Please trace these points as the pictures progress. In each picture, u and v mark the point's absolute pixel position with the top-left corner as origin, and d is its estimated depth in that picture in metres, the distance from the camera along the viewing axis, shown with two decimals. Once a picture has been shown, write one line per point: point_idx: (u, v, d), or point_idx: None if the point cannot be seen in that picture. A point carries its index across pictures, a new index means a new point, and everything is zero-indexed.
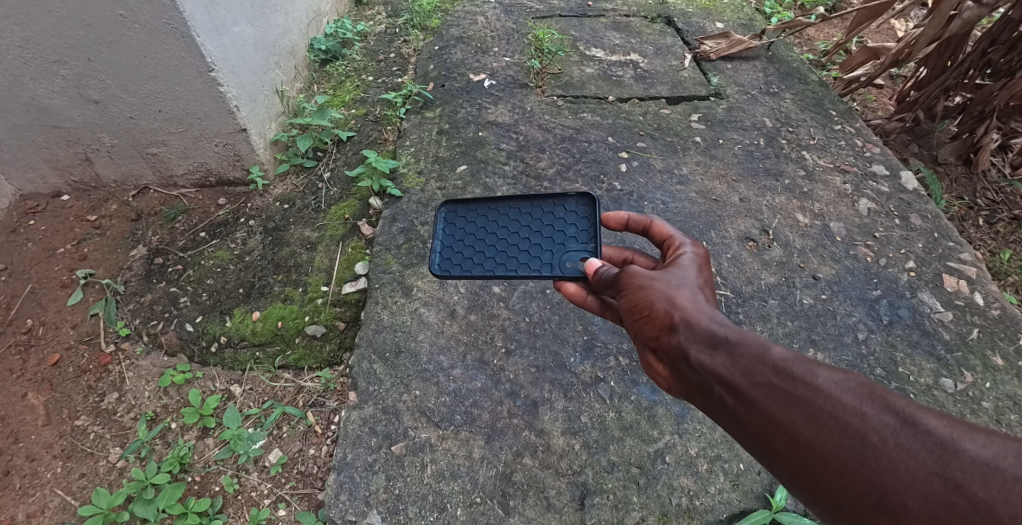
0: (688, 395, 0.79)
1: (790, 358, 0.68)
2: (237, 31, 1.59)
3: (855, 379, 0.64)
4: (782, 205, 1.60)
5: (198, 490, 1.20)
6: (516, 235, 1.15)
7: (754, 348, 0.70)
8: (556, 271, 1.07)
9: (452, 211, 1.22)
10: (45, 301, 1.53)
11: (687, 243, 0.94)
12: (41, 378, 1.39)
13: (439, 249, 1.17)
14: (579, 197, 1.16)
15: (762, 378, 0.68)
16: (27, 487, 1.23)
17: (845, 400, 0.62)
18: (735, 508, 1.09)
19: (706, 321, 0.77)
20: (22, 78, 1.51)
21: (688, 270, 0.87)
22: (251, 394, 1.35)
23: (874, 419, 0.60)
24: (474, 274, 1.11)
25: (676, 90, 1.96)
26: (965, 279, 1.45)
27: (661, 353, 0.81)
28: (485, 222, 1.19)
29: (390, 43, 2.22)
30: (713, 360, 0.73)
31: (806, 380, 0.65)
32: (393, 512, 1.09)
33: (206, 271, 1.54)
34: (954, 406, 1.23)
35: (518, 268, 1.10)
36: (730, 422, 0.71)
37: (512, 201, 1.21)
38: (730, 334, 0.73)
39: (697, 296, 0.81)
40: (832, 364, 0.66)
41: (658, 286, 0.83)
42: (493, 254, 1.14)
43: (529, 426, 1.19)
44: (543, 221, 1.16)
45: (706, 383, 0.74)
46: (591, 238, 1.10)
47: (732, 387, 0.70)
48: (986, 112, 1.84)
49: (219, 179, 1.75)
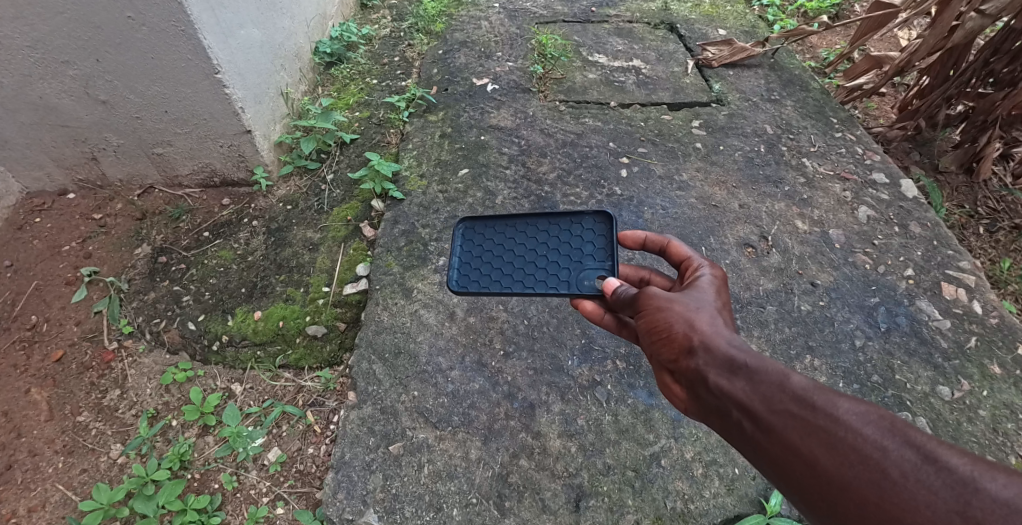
0: (705, 418, 0.80)
1: (810, 387, 0.69)
2: (244, 34, 1.61)
3: (876, 411, 0.64)
4: (781, 212, 1.61)
5: (197, 487, 1.21)
6: (533, 252, 1.15)
7: (774, 375, 0.71)
8: (572, 289, 1.06)
9: (469, 227, 1.22)
10: (49, 298, 1.54)
11: (704, 265, 0.95)
12: (44, 374, 1.41)
13: (456, 265, 1.17)
14: (596, 215, 1.16)
15: (782, 406, 0.68)
16: (28, 481, 1.24)
17: (866, 433, 0.63)
18: (730, 513, 1.10)
19: (724, 345, 0.77)
20: (32, 78, 1.53)
21: (706, 292, 0.87)
22: (252, 393, 1.37)
23: (894, 453, 0.60)
24: (492, 290, 1.11)
25: (677, 97, 1.97)
26: (964, 287, 1.45)
27: (679, 376, 0.81)
28: (503, 239, 1.19)
29: (395, 46, 2.24)
30: (732, 385, 0.73)
31: (827, 410, 0.66)
32: (389, 511, 1.10)
33: (209, 271, 1.56)
34: (950, 415, 1.23)
35: (535, 285, 1.10)
36: (748, 447, 0.72)
37: (529, 217, 1.21)
38: (749, 360, 0.74)
39: (716, 319, 0.81)
40: (854, 396, 0.66)
41: (676, 308, 0.82)
42: (509, 271, 1.14)
43: (526, 428, 1.20)
44: (560, 239, 1.16)
45: (724, 408, 0.74)
46: (608, 256, 1.09)
47: (752, 413, 0.71)
48: (989, 121, 1.85)
49: (223, 179, 1.76)
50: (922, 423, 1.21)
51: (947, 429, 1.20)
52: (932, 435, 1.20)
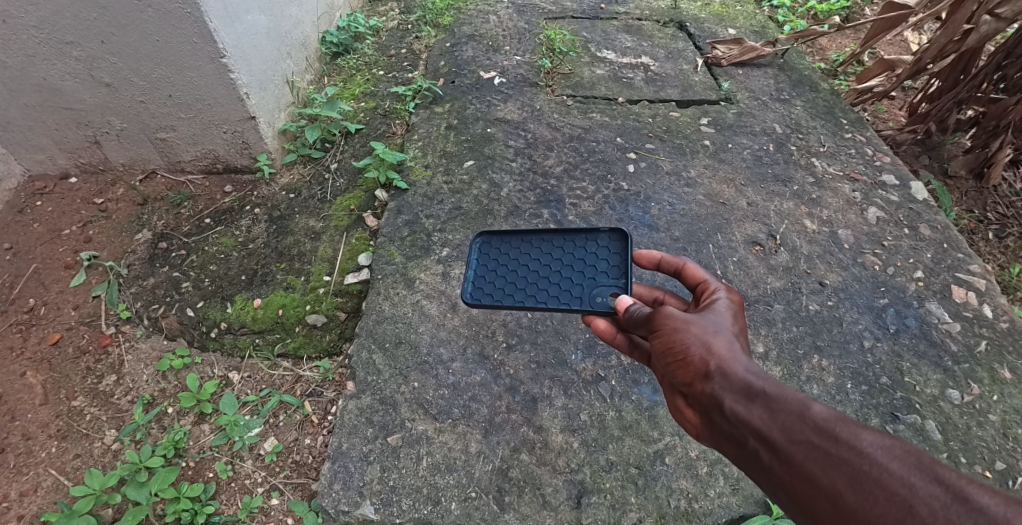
0: (719, 446, 0.78)
1: (831, 418, 0.66)
2: (250, 20, 1.59)
3: (903, 446, 0.61)
4: (790, 211, 1.59)
5: (192, 476, 1.19)
6: (547, 267, 1.13)
7: (794, 404, 0.69)
8: (585, 306, 1.04)
9: (487, 241, 1.20)
10: (48, 281, 1.53)
11: (720, 288, 0.93)
12: (40, 358, 1.39)
13: (471, 277, 1.15)
14: (611, 232, 1.13)
15: (802, 436, 0.66)
16: (21, 465, 1.22)
17: (892, 468, 0.59)
18: (735, 513, 1.08)
19: (741, 370, 0.75)
20: (36, 58, 1.51)
21: (722, 315, 0.85)
22: (250, 382, 1.35)
23: (923, 490, 0.57)
24: (504, 305, 1.09)
25: (686, 94, 1.96)
26: (974, 291, 1.43)
27: (693, 400, 0.80)
28: (517, 254, 1.17)
29: (402, 39, 2.22)
30: (749, 412, 0.71)
31: (850, 442, 0.63)
32: (386, 503, 1.08)
33: (209, 258, 1.54)
34: (960, 419, 1.21)
35: (547, 300, 1.08)
36: (766, 479, 0.69)
37: (544, 233, 1.18)
38: (767, 387, 0.72)
39: (733, 344, 0.79)
40: (878, 429, 0.63)
41: (693, 329, 0.80)
42: (523, 285, 1.11)
43: (527, 422, 1.17)
44: (574, 254, 1.13)
45: (741, 436, 0.72)
46: (622, 274, 1.06)
47: (769, 442, 0.68)
48: (1001, 127, 1.82)
49: (226, 166, 1.75)
50: (930, 427, 1.19)
51: (956, 433, 1.18)
52: (941, 439, 1.17)
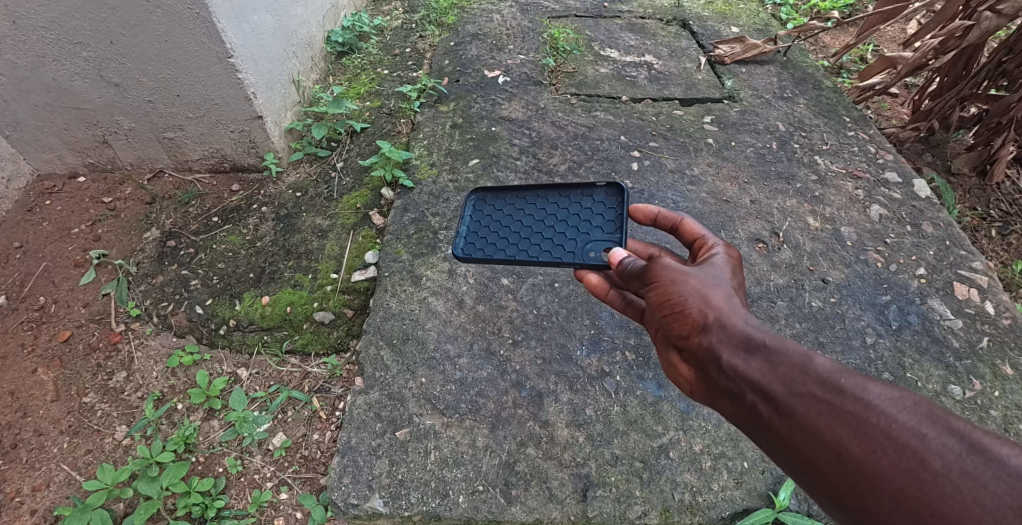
0: (713, 401, 0.80)
1: (834, 370, 0.67)
2: (257, 20, 1.61)
3: (911, 398, 0.63)
4: (793, 208, 1.60)
5: (202, 470, 1.21)
6: (541, 223, 1.15)
7: (796, 357, 0.70)
8: (578, 259, 1.05)
9: (481, 199, 1.23)
10: (58, 279, 1.55)
11: (720, 244, 0.94)
12: (51, 354, 1.41)
13: (464, 233, 1.17)
14: (608, 189, 1.16)
15: (804, 389, 0.68)
16: (33, 461, 1.24)
17: (901, 419, 0.61)
18: (739, 506, 1.09)
19: (739, 323, 0.77)
20: (45, 59, 1.53)
21: (719, 270, 0.87)
22: (258, 378, 1.36)
23: (934, 441, 0.59)
24: (494, 257, 1.10)
25: (689, 92, 1.97)
26: (976, 287, 1.44)
27: (688, 354, 0.82)
28: (512, 210, 1.20)
29: (407, 38, 2.24)
30: (748, 365, 0.73)
31: (855, 394, 0.65)
32: (395, 496, 1.09)
33: (217, 256, 1.55)
34: (962, 414, 1.22)
35: (539, 254, 1.09)
36: (764, 432, 0.71)
37: (541, 191, 1.22)
38: (767, 340, 0.73)
39: (730, 297, 0.81)
40: (882, 380, 0.65)
41: (691, 282, 0.82)
42: (515, 240, 1.13)
43: (533, 417, 1.19)
44: (568, 211, 1.16)
45: (737, 389, 0.74)
46: (617, 229, 1.08)
47: (769, 396, 0.70)
48: (1004, 123, 1.81)
49: (233, 164, 1.77)
50: None
51: None
52: None
